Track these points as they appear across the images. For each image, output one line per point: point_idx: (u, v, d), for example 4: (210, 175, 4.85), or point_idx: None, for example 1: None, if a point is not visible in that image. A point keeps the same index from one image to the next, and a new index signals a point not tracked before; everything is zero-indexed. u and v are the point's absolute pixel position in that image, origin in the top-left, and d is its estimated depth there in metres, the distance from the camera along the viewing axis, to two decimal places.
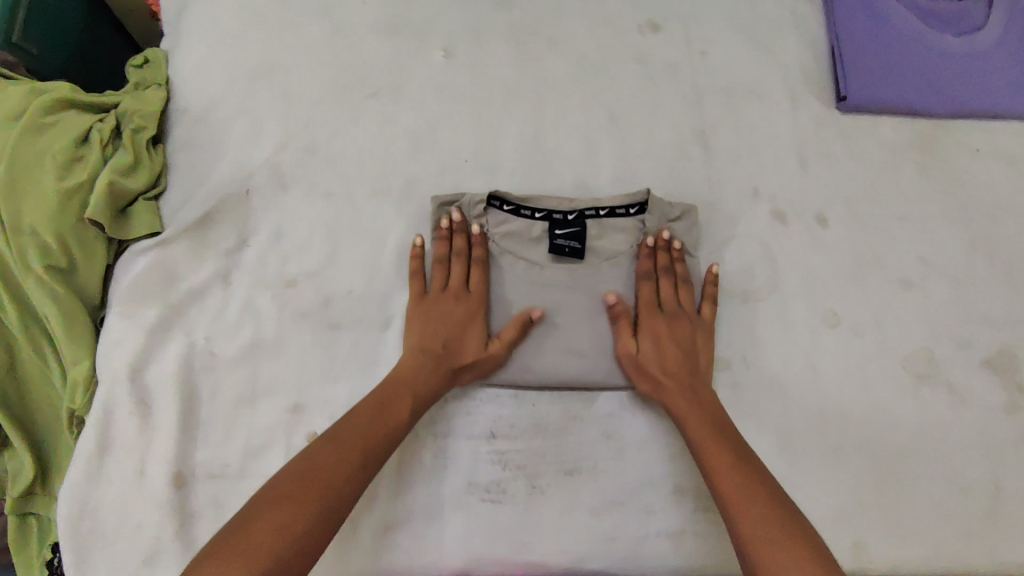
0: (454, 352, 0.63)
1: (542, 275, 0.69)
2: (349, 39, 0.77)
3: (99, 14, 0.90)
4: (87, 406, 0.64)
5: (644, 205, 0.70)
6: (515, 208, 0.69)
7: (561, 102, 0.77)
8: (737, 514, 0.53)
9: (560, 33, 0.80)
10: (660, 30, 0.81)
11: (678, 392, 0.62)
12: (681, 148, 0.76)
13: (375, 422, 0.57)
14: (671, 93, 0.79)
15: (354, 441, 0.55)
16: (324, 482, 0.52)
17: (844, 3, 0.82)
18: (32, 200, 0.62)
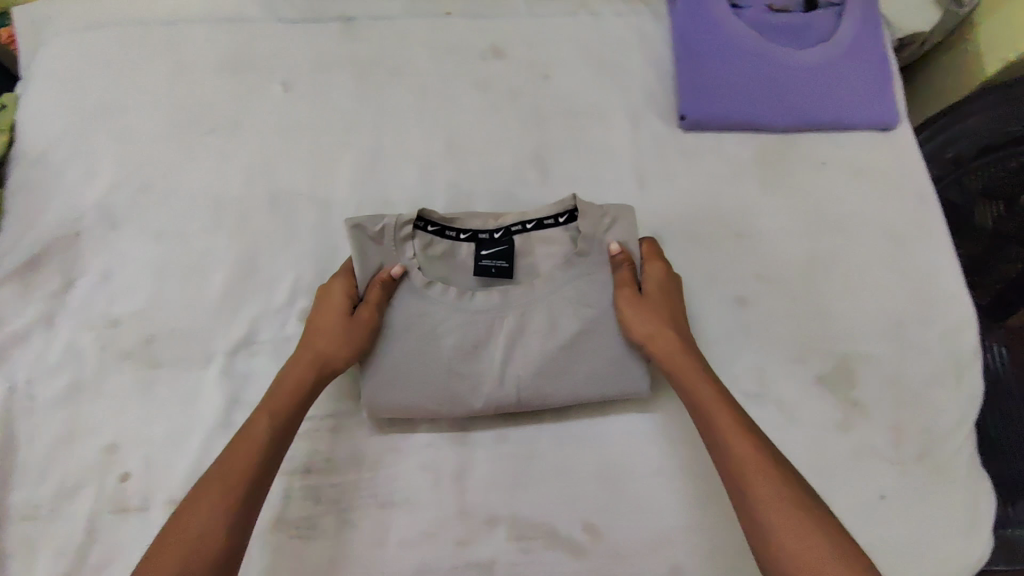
0: (318, 335, 0.64)
1: (474, 301, 0.67)
2: (190, 78, 0.78)
3: None
4: None
5: (573, 213, 0.70)
6: (439, 229, 0.70)
7: (399, 129, 0.77)
8: (763, 502, 0.52)
9: (402, 61, 0.80)
10: (503, 56, 0.81)
11: (688, 367, 0.62)
12: (518, 173, 0.76)
13: (240, 443, 0.57)
14: (512, 117, 0.78)
15: (213, 476, 0.55)
16: (199, 522, 0.52)
17: (687, 18, 0.80)
18: None
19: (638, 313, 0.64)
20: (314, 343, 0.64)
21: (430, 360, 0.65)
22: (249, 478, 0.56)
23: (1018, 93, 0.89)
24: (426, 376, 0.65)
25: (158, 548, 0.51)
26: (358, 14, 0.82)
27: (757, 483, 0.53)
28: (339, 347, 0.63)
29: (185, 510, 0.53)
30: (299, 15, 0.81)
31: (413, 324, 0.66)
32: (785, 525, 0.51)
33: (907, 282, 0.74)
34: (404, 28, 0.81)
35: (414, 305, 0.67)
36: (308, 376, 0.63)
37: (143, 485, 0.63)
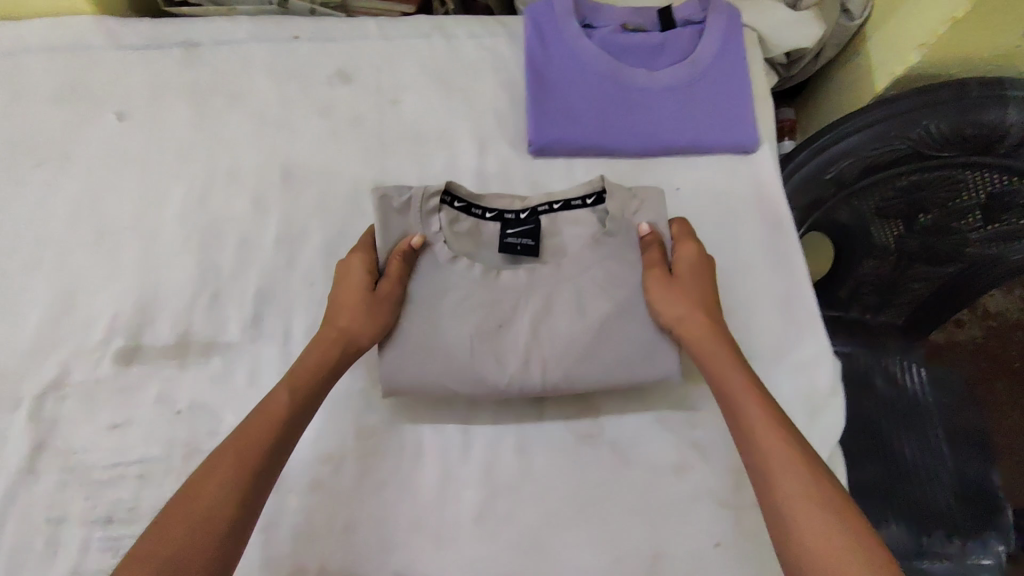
0: (344, 310, 0.63)
1: (501, 277, 0.65)
2: (24, 109, 0.76)
3: None
4: None
5: (601, 195, 0.70)
6: (465, 205, 0.69)
7: (235, 159, 0.75)
8: (780, 482, 0.51)
9: (244, 88, 0.77)
10: (349, 81, 0.78)
11: (718, 348, 0.60)
12: (355, 203, 0.73)
13: (260, 421, 0.56)
14: (354, 145, 0.76)
15: (233, 445, 0.53)
16: (215, 493, 0.50)
17: (539, 39, 0.77)
18: None
19: (670, 290, 0.63)
20: (338, 323, 0.63)
21: (457, 337, 0.63)
22: (265, 453, 0.54)
23: (903, 106, 0.83)
24: (450, 354, 0.62)
25: (167, 512, 0.50)
26: (202, 39, 0.79)
27: (778, 463, 0.52)
28: (358, 321, 0.62)
29: (202, 477, 0.51)
30: (141, 41, 0.79)
31: (450, 297, 0.64)
32: (803, 507, 0.49)
33: (755, 314, 0.71)
34: (248, 53, 0.79)
35: (436, 278, 0.65)
36: (325, 356, 0.61)
37: None
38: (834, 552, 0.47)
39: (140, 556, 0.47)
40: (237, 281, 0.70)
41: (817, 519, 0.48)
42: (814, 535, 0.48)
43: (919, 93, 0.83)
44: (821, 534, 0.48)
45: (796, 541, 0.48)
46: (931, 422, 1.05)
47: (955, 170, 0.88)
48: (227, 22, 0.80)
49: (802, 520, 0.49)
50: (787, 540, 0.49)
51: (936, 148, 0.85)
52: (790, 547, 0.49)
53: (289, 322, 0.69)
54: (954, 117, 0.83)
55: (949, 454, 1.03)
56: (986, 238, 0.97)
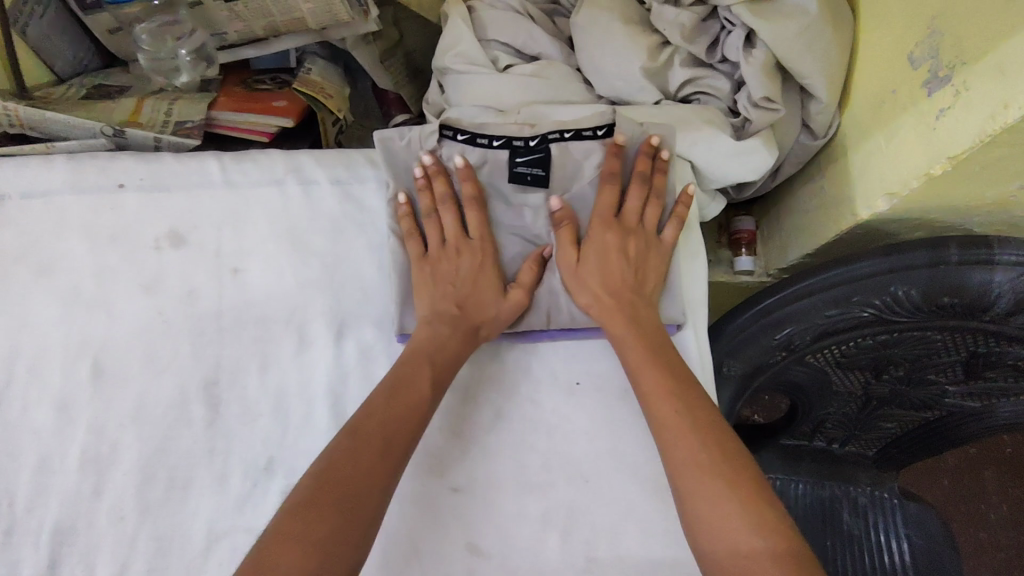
0: (471, 302, 0.61)
1: (498, 210, 0.65)
2: None
3: None
4: None
5: (613, 126, 0.65)
6: (468, 137, 0.64)
7: (39, 350, 0.61)
8: (685, 467, 0.51)
9: (55, 259, 0.64)
10: (182, 246, 0.64)
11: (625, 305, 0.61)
12: (181, 408, 0.60)
13: (396, 411, 0.54)
14: (183, 331, 0.62)
15: (376, 431, 0.52)
16: (367, 482, 0.49)
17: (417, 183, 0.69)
18: None
19: (585, 271, 0.62)
20: (474, 310, 0.61)
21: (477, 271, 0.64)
22: (406, 445, 0.53)
23: (863, 269, 0.68)
24: None
25: (321, 492, 0.47)
26: (8, 191, 0.65)
27: (677, 448, 0.52)
28: (489, 299, 0.61)
29: (352, 461, 0.50)
30: None
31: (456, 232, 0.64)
32: (704, 487, 0.49)
33: (662, 554, 0.57)
34: (63, 210, 0.65)
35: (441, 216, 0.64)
36: (446, 330, 0.59)
37: None
38: (718, 509, 0.48)
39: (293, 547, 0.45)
40: (33, 513, 0.57)
41: (713, 501, 0.48)
42: (724, 525, 0.47)
43: (884, 256, 0.67)
44: (732, 517, 0.47)
45: (707, 525, 0.48)
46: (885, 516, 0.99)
47: (928, 332, 0.74)
48: (39, 166, 0.65)
49: (710, 500, 0.49)
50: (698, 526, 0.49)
51: (905, 314, 0.70)
52: (699, 529, 0.49)
53: (91, 568, 0.56)
54: (926, 284, 0.67)
55: (909, 550, 0.96)
56: (965, 391, 0.83)
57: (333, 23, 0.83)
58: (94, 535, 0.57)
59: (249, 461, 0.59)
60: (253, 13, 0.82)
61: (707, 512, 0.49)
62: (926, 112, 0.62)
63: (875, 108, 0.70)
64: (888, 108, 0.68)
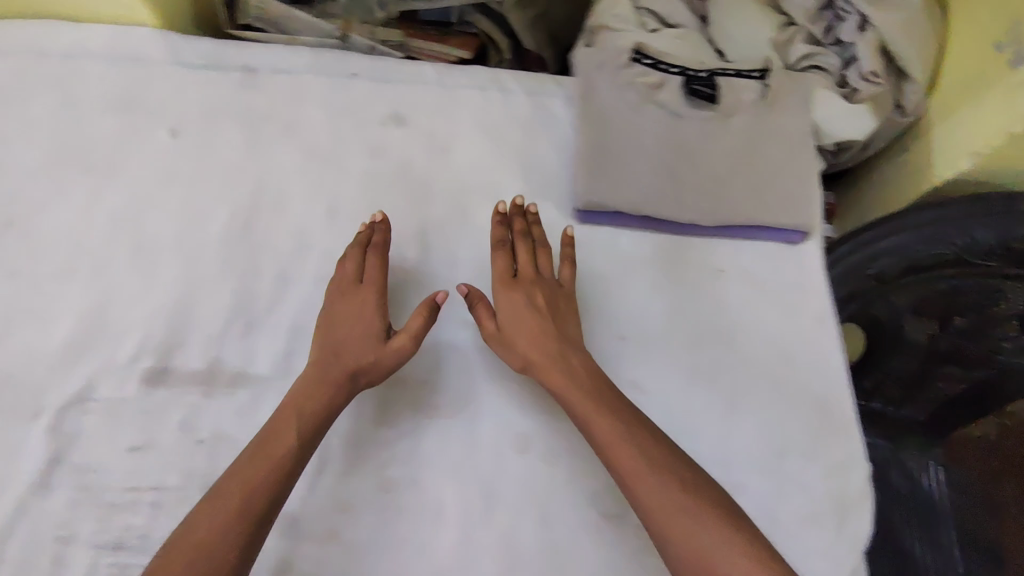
0: (353, 344, 0.63)
1: (679, 123, 0.74)
2: (77, 114, 0.76)
3: None
4: None
5: (767, 72, 0.76)
6: (652, 62, 0.75)
7: (283, 191, 0.74)
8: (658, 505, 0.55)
9: (297, 120, 0.77)
10: (402, 125, 0.78)
11: (550, 365, 0.63)
12: (399, 248, 0.72)
13: (253, 455, 0.57)
14: (400, 189, 0.75)
15: (236, 489, 0.54)
16: (222, 540, 0.52)
17: None
18: None
19: (507, 332, 0.65)
20: (344, 353, 0.63)
21: (656, 167, 0.73)
22: (274, 481, 0.55)
23: (950, 213, 0.82)
24: (632, 181, 0.72)
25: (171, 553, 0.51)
26: (262, 66, 0.80)
27: (642, 491, 0.56)
28: (364, 343, 0.63)
29: (206, 515, 0.53)
30: (205, 60, 0.80)
31: (634, 136, 0.74)
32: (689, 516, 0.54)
33: (788, 406, 0.70)
34: (306, 84, 0.79)
35: (626, 120, 0.74)
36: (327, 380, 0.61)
37: None
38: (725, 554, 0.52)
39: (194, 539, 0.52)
40: (272, 313, 0.69)
41: (711, 539, 0.53)
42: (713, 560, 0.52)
43: (970, 203, 0.81)
44: (708, 541, 0.53)
45: (703, 558, 0.52)
46: (943, 522, 1.11)
47: (997, 281, 0.86)
48: (289, 52, 0.81)
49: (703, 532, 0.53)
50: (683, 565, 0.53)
51: (980, 258, 0.84)
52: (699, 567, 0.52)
53: None
54: (1004, 232, 0.80)
55: (961, 561, 1.09)
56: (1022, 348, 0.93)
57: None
58: None
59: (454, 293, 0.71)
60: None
61: (692, 558, 0.53)
62: (1008, 89, 0.79)
63: (961, 89, 0.86)
64: (977, 86, 0.83)
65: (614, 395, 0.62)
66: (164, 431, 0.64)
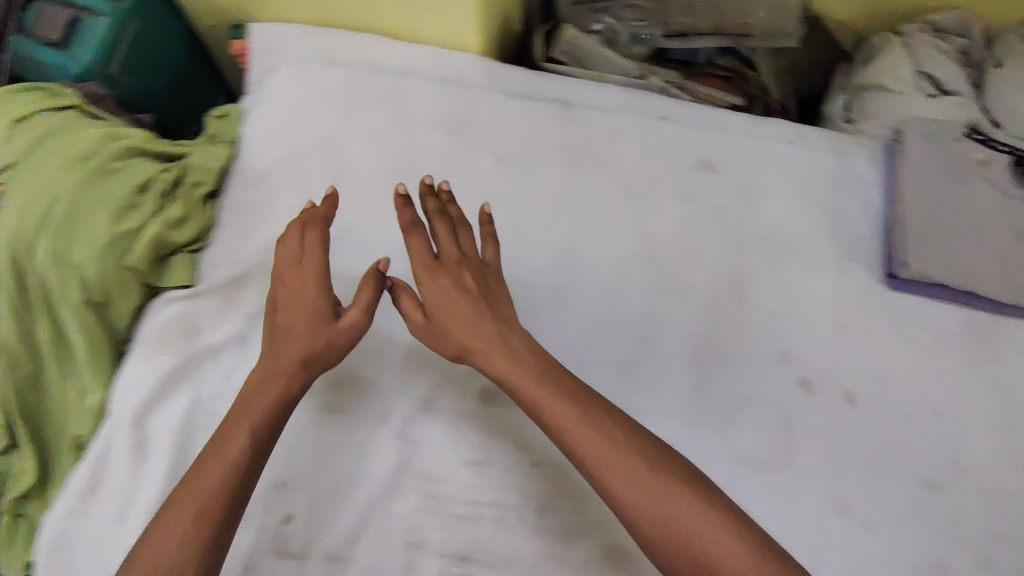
0: (301, 326, 0.59)
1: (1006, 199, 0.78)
2: (409, 131, 0.81)
3: (185, 49, 1.00)
4: (90, 431, 0.69)
5: None
6: (986, 138, 0.83)
7: (601, 226, 0.77)
8: (623, 503, 0.51)
9: (613, 157, 0.80)
10: (713, 172, 0.80)
11: (495, 354, 0.57)
12: (715, 295, 0.75)
13: (208, 463, 0.55)
14: (714, 237, 0.77)
15: (196, 493, 0.54)
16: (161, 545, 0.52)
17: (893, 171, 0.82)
18: (82, 238, 0.67)
19: (438, 322, 0.59)
20: (307, 340, 0.59)
21: (982, 241, 0.75)
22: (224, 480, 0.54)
23: None
24: (960, 254, 0.74)
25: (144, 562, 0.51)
26: (578, 101, 0.83)
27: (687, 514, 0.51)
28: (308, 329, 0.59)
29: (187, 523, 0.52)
30: (523, 89, 0.84)
31: (964, 208, 0.77)
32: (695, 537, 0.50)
33: None
34: (621, 123, 0.82)
35: (954, 193, 0.78)
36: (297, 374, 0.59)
37: (304, 532, 0.64)
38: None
39: (159, 545, 0.52)
40: (597, 346, 0.73)
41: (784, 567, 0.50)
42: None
43: None
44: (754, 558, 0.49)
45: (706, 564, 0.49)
46: None
47: None
48: (601, 89, 0.84)
49: (645, 518, 0.51)
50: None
51: None
52: None
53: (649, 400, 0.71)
54: None
55: None
56: None
57: (764, 33, 1.04)
58: (648, 375, 0.72)
59: (770, 348, 0.73)
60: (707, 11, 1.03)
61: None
62: None
63: None
64: None
65: (565, 375, 0.57)
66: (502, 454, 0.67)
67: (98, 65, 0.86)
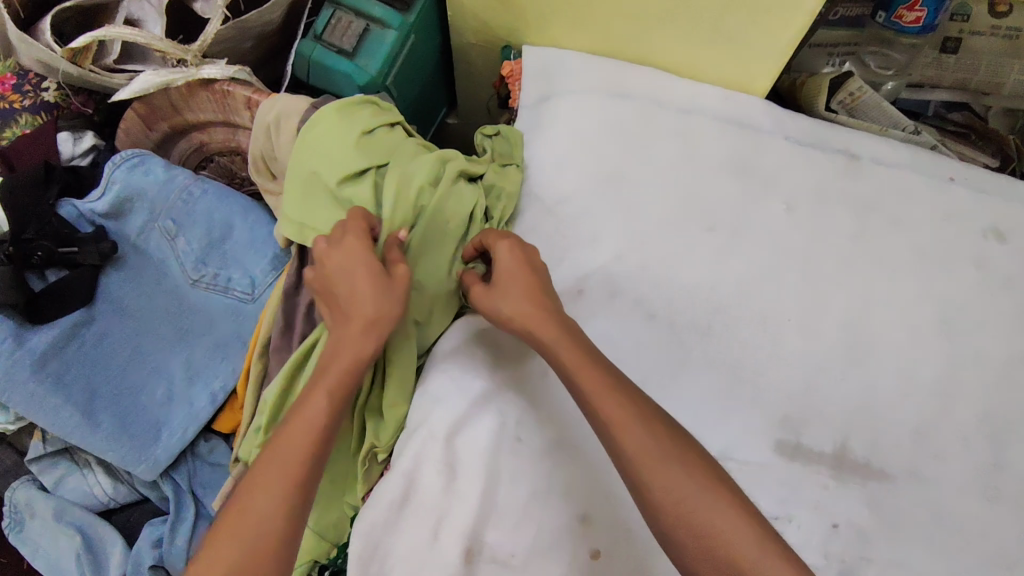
0: (354, 297, 0.61)
1: None
2: (698, 170, 0.82)
3: (434, 62, 1.01)
4: (385, 446, 0.71)
5: None
6: None
7: (894, 285, 0.77)
8: (632, 456, 0.55)
9: (902, 216, 0.80)
10: (1005, 241, 0.80)
11: (568, 347, 0.62)
12: (1013, 369, 0.74)
13: (288, 433, 0.56)
14: (1008, 308, 0.77)
15: (287, 464, 0.55)
16: (266, 515, 0.53)
17: None
18: (428, 270, 0.71)
19: (500, 292, 0.65)
20: (357, 309, 0.61)
21: None
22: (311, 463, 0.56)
23: None
24: None
25: (229, 529, 0.52)
26: (863, 154, 0.84)
27: (658, 486, 0.54)
28: (382, 301, 0.61)
29: (257, 485, 0.54)
30: (806, 138, 0.85)
31: None
32: (668, 471, 0.54)
33: None
34: (910, 180, 0.82)
35: None
36: (358, 342, 0.60)
37: (612, 566, 0.67)
38: (733, 543, 0.52)
39: (249, 509, 0.53)
40: (894, 409, 0.73)
41: (766, 556, 0.51)
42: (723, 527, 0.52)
43: None
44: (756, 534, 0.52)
45: (729, 555, 0.52)
46: None
47: None
48: (886, 144, 0.84)
49: (660, 488, 0.54)
50: (715, 559, 0.52)
51: None
52: (715, 556, 0.52)
53: (942, 469, 0.70)
54: None
55: None
56: None
57: (1010, 92, 1.03)
58: (947, 443, 0.71)
59: None
60: (958, 66, 1.02)
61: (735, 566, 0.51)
62: None
63: None
64: None
65: (635, 392, 0.60)
66: (805, 512, 0.68)
67: (382, 75, 0.88)
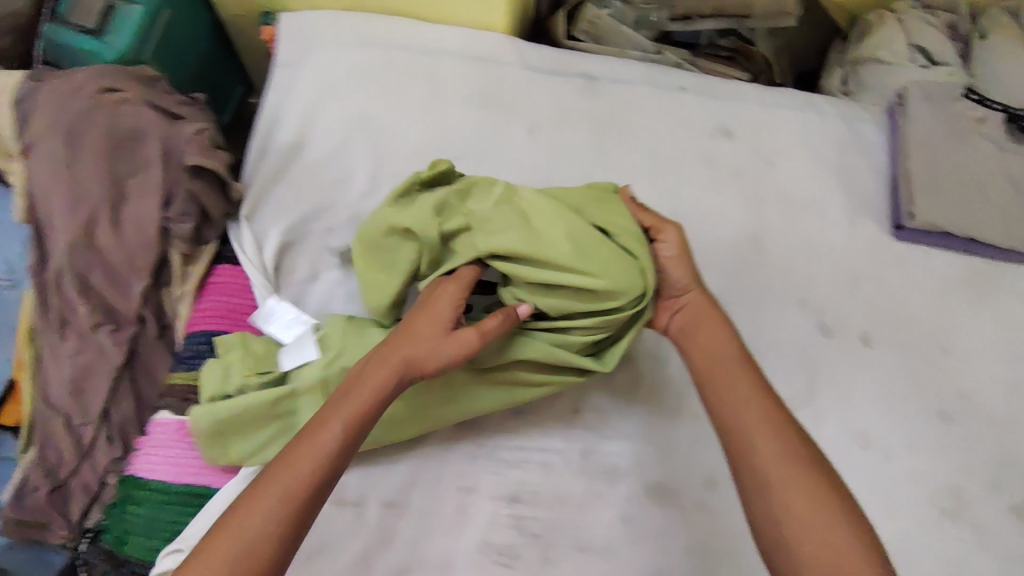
0: (427, 338, 0.57)
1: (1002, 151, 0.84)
2: (442, 104, 0.85)
3: (205, 38, 1.02)
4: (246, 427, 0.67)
5: None
6: (982, 99, 0.86)
7: (629, 189, 0.81)
8: (772, 460, 0.52)
9: (636, 126, 0.85)
10: (731, 138, 0.85)
11: (730, 379, 0.58)
12: (738, 249, 0.80)
13: (318, 449, 0.50)
14: (734, 197, 0.82)
15: (301, 484, 0.48)
16: (266, 534, 0.46)
17: (895, 132, 0.88)
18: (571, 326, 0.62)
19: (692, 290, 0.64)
20: (430, 354, 0.56)
21: (985, 184, 0.82)
22: (315, 489, 0.49)
23: None
24: (966, 203, 0.81)
25: (217, 535, 0.46)
26: (600, 75, 0.88)
27: (776, 492, 0.51)
28: (435, 352, 0.56)
29: (256, 496, 0.48)
30: (546, 65, 0.88)
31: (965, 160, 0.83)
32: (793, 485, 0.51)
33: None
34: (642, 93, 0.87)
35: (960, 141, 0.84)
36: (384, 374, 0.55)
37: (360, 480, 0.67)
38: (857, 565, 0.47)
39: (244, 524, 0.46)
40: None
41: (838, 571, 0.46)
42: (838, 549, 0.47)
43: None
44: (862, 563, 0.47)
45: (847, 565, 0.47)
46: None
47: None
48: (621, 63, 0.89)
49: (776, 489, 0.51)
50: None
51: None
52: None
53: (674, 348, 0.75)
54: None
55: None
56: None
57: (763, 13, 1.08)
58: None
59: (792, 297, 0.78)
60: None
61: None
62: None
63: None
64: None
65: (793, 421, 0.55)
66: (550, 407, 0.71)
67: (133, 50, 0.88)
